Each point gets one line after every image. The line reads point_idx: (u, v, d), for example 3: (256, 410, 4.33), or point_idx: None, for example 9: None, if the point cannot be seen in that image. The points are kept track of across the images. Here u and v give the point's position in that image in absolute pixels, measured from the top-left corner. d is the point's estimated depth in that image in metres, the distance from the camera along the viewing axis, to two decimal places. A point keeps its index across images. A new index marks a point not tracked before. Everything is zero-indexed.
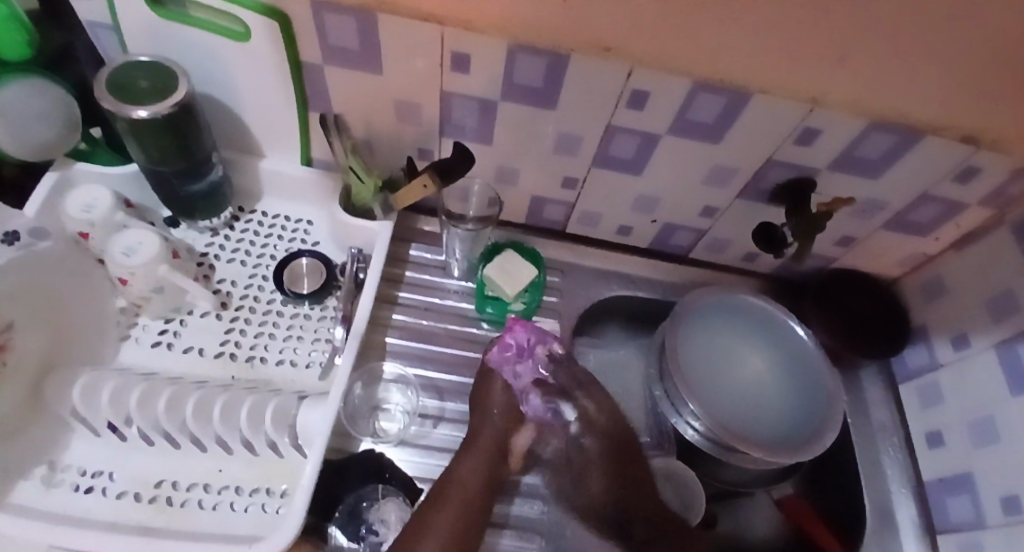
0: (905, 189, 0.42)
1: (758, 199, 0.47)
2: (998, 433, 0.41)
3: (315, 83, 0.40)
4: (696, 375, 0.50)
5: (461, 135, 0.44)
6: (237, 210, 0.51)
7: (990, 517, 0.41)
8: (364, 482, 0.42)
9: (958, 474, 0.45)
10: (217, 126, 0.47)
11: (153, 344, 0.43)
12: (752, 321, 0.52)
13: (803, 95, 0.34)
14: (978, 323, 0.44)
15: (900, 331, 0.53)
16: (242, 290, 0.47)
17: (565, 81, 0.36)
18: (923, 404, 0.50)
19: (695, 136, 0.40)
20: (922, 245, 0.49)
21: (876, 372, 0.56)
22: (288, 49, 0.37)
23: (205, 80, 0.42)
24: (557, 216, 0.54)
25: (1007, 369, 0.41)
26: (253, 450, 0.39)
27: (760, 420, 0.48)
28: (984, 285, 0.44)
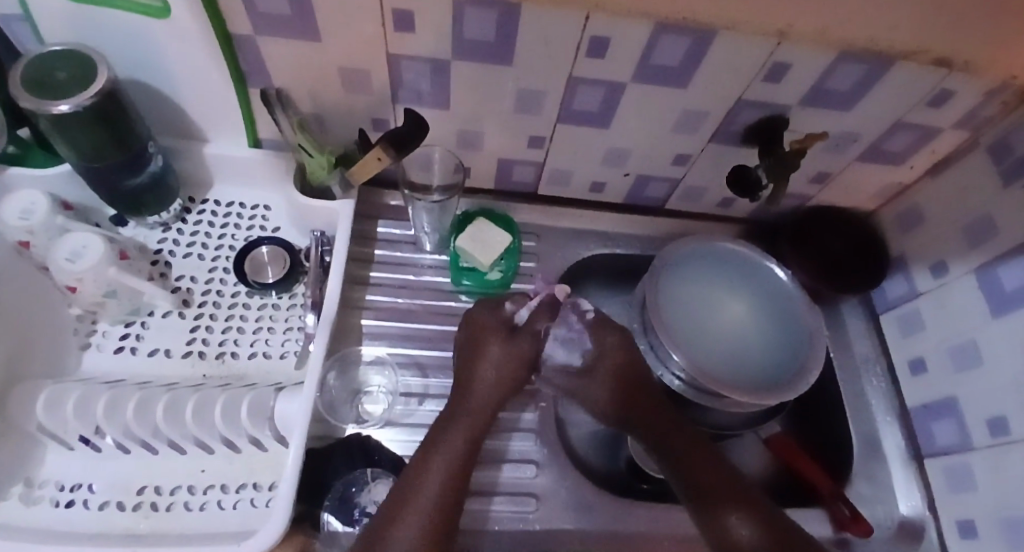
0: (879, 119, 0.41)
1: (730, 142, 0.45)
2: (981, 357, 0.42)
3: (252, 59, 0.37)
4: (679, 324, 0.49)
5: (416, 100, 0.41)
6: (188, 201, 0.48)
7: (975, 439, 0.42)
8: (352, 467, 0.42)
9: (941, 399, 0.46)
10: (151, 113, 0.43)
11: (116, 351, 0.41)
12: (733, 268, 0.51)
13: (771, 29, 0.32)
14: (956, 249, 0.44)
15: (878, 263, 0.53)
16: (204, 286, 0.45)
17: (519, 34, 0.33)
18: (904, 333, 0.51)
19: (660, 81, 0.38)
20: (897, 174, 0.48)
21: (856, 305, 0.56)
22: (216, 24, 0.34)
23: (129, 65, 0.39)
24: (527, 177, 0.52)
25: (988, 294, 0.41)
26: (235, 446, 0.39)
27: (744, 363, 0.48)
28: (962, 211, 0.43)
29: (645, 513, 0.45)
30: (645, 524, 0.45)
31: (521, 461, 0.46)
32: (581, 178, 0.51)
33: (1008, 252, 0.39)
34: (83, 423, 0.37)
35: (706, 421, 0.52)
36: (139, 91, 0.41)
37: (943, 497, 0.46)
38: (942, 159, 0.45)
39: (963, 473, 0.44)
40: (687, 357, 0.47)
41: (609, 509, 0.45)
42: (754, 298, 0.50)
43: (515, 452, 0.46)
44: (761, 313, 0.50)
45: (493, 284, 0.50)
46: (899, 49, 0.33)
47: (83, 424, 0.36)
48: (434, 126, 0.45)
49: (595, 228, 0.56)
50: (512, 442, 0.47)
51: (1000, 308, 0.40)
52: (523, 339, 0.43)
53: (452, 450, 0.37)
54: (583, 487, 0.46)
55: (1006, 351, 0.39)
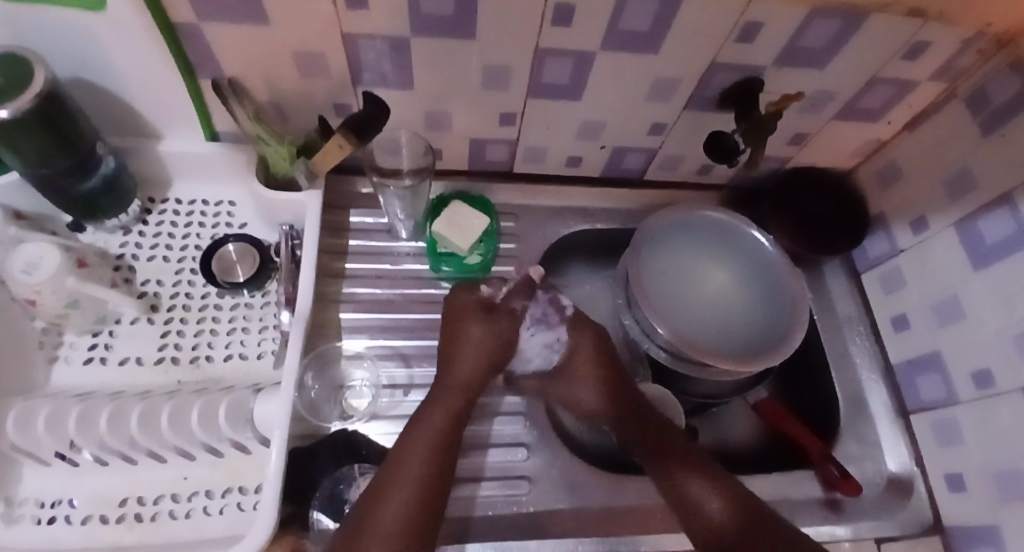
0: (855, 76, 0.40)
1: (706, 107, 0.44)
2: (963, 310, 0.42)
3: (196, 46, 0.35)
4: (660, 293, 0.49)
5: (378, 82, 0.39)
6: (148, 202, 0.46)
7: (961, 393, 0.43)
8: (338, 465, 0.41)
9: (924, 354, 0.47)
10: (95, 110, 0.41)
11: (85, 362, 0.40)
12: (713, 232, 0.51)
13: None
14: (936, 204, 0.44)
15: (857, 222, 0.53)
16: (171, 289, 0.43)
17: (478, 4, 0.31)
18: (887, 290, 0.51)
19: (630, 48, 0.36)
20: (875, 130, 0.48)
21: (838, 266, 0.56)
22: (153, 12, 0.31)
23: (64, 63, 0.36)
24: (500, 156, 0.50)
25: (969, 248, 0.41)
26: (217, 452, 0.38)
27: (726, 329, 0.48)
28: (940, 165, 0.43)
29: (638, 487, 0.46)
30: (640, 498, 0.45)
31: (509, 445, 0.46)
32: (557, 153, 0.50)
33: (988, 205, 0.39)
34: (56, 440, 0.35)
35: (692, 390, 0.51)
36: (80, 90, 0.39)
37: (931, 451, 0.47)
38: (920, 112, 0.44)
39: (950, 426, 0.44)
40: (669, 328, 0.47)
41: (603, 485, 0.45)
42: (736, 260, 0.50)
43: (504, 435, 0.46)
44: (737, 277, 0.50)
45: (472, 268, 0.49)
46: (873, 2, 0.32)
47: (56, 440, 0.35)
48: (398, 108, 0.43)
49: (574, 204, 0.55)
50: (497, 427, 0.47)
51: (982, 262, 0.40)
52: (501, 319, 0.42)
53: (429, 430, 0.37)
54: (575, 466, 0.46)
55: (989, 305, 0.40)
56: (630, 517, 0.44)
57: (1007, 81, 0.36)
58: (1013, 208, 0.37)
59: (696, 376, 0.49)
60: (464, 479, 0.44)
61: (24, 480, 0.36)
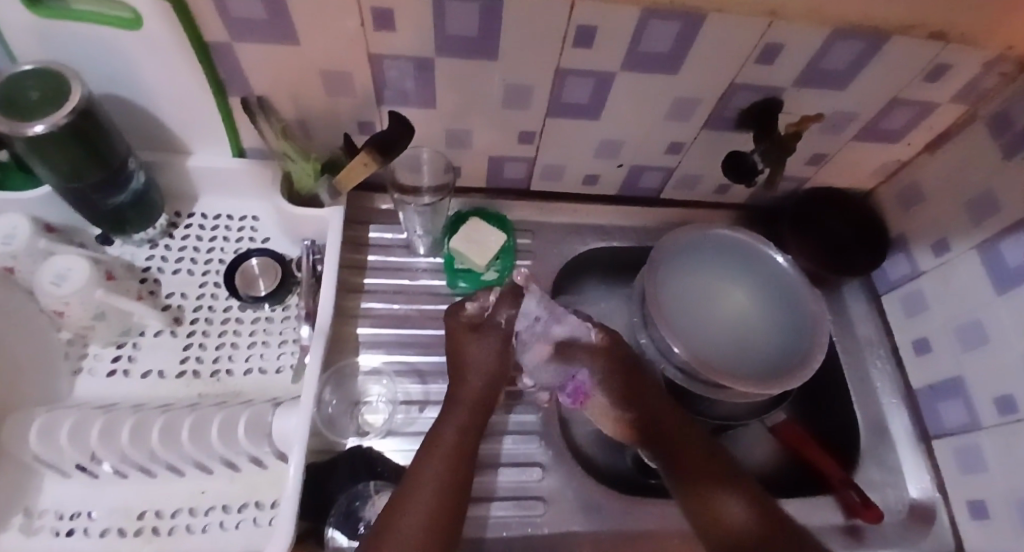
0: (875, 98, 0.40)
1: (724, 128, 0.44)
2: (987, 335, 0.41)
3: (229, 65, 0.36)
4: (677, 312, 0.49)
5: (401, 101, 0.40)
6: (174, 216, 0.47)
7: (983, 418, 0.42)
8: (355, 482, 0.41)
9: (947, 380, 0.46)
10: (128, 128, 0.42)
11: (108, 374, 0.41)
12: (728, 252, 0.51)
13: (761, 10, 0.31)
14: (958, 225, 0.44)
15: (877, 243, 0.52)
16: (195, 302, 0.44)
17: (503, 27, 0.32)
18: (908, 312, 0.50)
19: (650, 69, 0.37)
20: (895, 152, 0.47)
21: (858, 287, 0.56)
22: (190, 33, 0.32)
23: (103, 81, 0.37)
24: (518, 174, 0.51)
25: (991, 271, 0.41)
26: (235, 466, 0.38)
27: (745, 348, 0.48)
28: (961, 186, 0.43)
29: (656, 511, 0.45)
30: (657, 521, 0.44)
31: (526, 464, 0.46)
32: (575, 172, 0.50)
33: (1010, 226, 0.38)
34: (78, 452, 0.35)
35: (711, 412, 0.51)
36: (115, 106, 0.40)
37: (955, 478, 0.45)
38: (940, 134, 0.44)
39: (973, 453, 0.43)
40: (686, 347, 0.47)
41: (619, 508, 0.45)
42: (750, 280, 0.50)
43: (518, 454, 0.46)
44: (756, 296, 0.50)
45: (489, 284, 0.50)
46: (893, 24, 0.32)
47: (78, 452, 0.35)
48: (420, 127, 0.44)
49: (590, 222, 0.55)
50: (513, 446, 0.46)
51: (1004, 284, 0.39)
52: (491, 333, 0.42)
53: (450, 443, 0.37)
54: (590, 487, 0.45)
55: (1013, 327, 0.39)
56: (645, 541, 0.43)
57: None
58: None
59: (715, 398, 0.48)
60: (478, 497, 0.43)
61: (47, 490, 0.36)
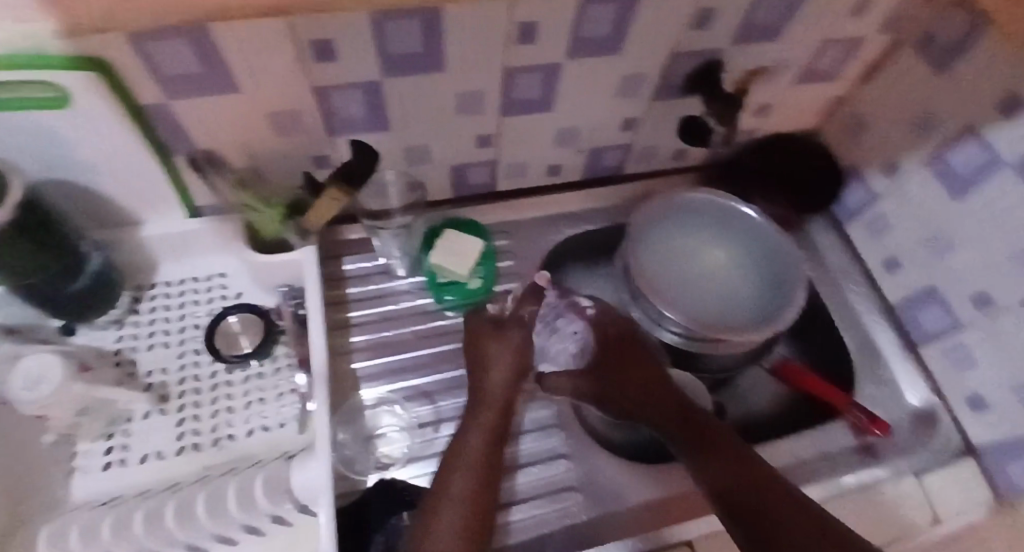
0: (807, 41, 0.42)
1: (672, 96, 0.45)
2: (950, 240, 0.44)
3: (170, 125, 0.34)
4: (662, 282, 0.50)
5: (354, 128, 0.40)
6: (136, 291, 0.45)
7: (964, 317, 0.45)
8: (388, 515, 0.39)
9: (921, 289, 0.49)
10: (71, 210, 0.40)
11: (104, 468, 0.38)
12: (704, 212, 0.51)
13: None
14: (902, 146, 0.46)
15: (831, 178, 0.55)
16: (178, 374, 0.42)
17: (447, 36, 0.32)
18: (874, 235, 0.53)
19: (596, 53, 0.37)
20: (831, 89, 0.50)
21: (821, 222, 0.59)
22: (120, 98, 0.31)
23: (35, 167, 0.35)
24: (482, 177, 0.51)
25: (946, 182, 0.43)
26: (260, 530, 0.37)
27: (730, 302, 0.50)
28: (898, 110, 0.46)
29: (682, 473, 0.46)
30: (685, 483, 0.45)
31: (549, 459, 0.46)
32: (537, 165, 0.51)
33: (956, 139, 0.40)
34: None
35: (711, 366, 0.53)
36: (53, 190, 0.37)
37: (947, 379, 0.48)
38: (868, 64, 0.47)
39: (963, 353, 0.46)
40: (678, 311, 0.48)
41: (647, 480, 0.46)
42: (727, 236, 0.51)
43: (539, 452, 0.46)
44: (733, 249, 0.51)
45: (475, 294, 0.49)
46: None
47: None
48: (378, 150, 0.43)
49: (561, 211, 0.56)
50: (533, 443, 0.46)
51: (959, 189, 0.42)
52: (513, 329, 0.42)
53: (471, 455, 0.37)
54: (615, 465, 0.46)
55: (971, 229, 0.42)
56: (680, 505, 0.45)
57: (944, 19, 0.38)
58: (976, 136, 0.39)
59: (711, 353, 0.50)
60: (510, 502, 0.43)
61: None
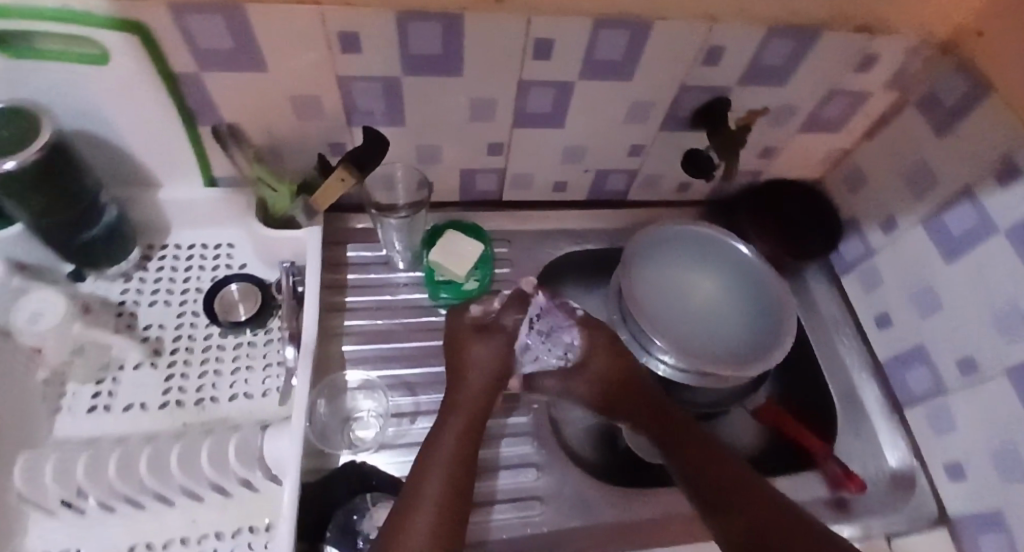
0: (814, 90, 0.44)
1: (680, 127, 0.47)
2: (938, 296, 0.44)
3: (199, 95, 0.37)
4: (652, 308, 0.51)
5: (371, 121, 0.42)
6: (147, 248, 0.47)
7: (949, 381, 0.45)
8: (351, 495, 0.41)
9: (910, 349, 0.49)
10: (99, 164, 0.42)
11: (89, 411, 0.39)
12: (694, 247, 0.53)
13: (700, 13, 0.34)
14: (901, 203, 0.47)
15: (832, 228, 0.55)
16: (174, 332, 0.43)
17: (466, 42, 0.34)
18: (866, 289, 0.54)
19: (607, 76, 0.39)
20: (837, 140, 0.51)
21: (819, 270, 0.59)
22: (155, 61, 0.33)
23: (72, 118, 0.38)
24: (489, 185, 0.52)
25: (938, 240, 0.44)
26: (226, 491, 0.37)
27: (718, 337, 0.51)
28: (899, 167, 0.47)
29: (651, 499, 0.45)
30: (652, 510, 0.45)
31: (521, 465, 0.46)
32: (544, 180, 0.52)
33: (951, 197, 0.41)
34: (63, 488, 0.35)
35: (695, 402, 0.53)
36: (84, 141, 0.40)
37: (928, 442, 0.48)
38: (875, 121, 0.48)
39: (944, 415, 0.45)
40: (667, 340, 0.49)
41: (613, 500, 0.45)
42: (718, 272, 0.52)
43: (508, 459, 0.46)
44: (725, 284, 0.52)
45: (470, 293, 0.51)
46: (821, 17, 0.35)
47: (62, 488, 0.35)
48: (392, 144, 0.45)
49: (563, 227, 0.57)
50: (506, 449, 0.46)
51: (952, 252, 0.42)
52: (495, 333, 0.44)
53: (446, 451, 0.38)
54: (583, 483, 0.46)
55: (961, 290, 0.42)
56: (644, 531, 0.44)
57: (945, 81, 0.40)
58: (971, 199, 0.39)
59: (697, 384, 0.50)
60: (475, 503, 0.43)
61: (34, 532, 0.35)
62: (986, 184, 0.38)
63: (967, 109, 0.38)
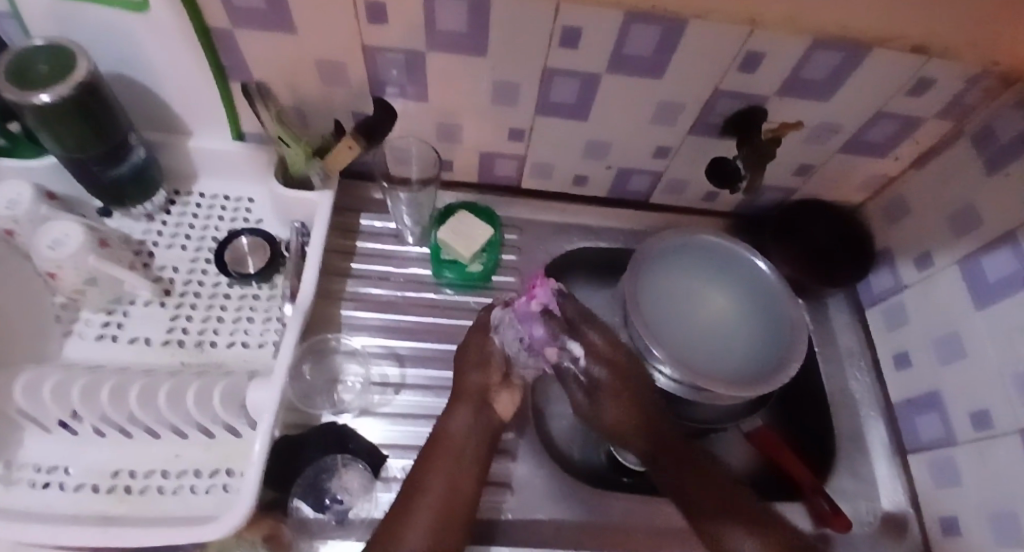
0: (859, 109, 0.41)
1: (710, 133, 0.45)
2: (964, 346, 0.42)
3: (231, 50, 0.38)
4: (658, 315, 0.50)
5: (395, 94, 0.42)
6: (174, 193, 0.51)
7: (959, 433, 0.42)
8: (324, 454, 0.43)
9: (926, 393, 0.46)
10: (134, 109, 0.45)
11: (98, 337, 0.44)
12: (714, 262, 0.52)
13: (742, 17, 0.32)
14: (941, 239, 0.44)
15: (865, 257, 0.53)
16: (185, 276, 0.47)
17: (492, 23, 0.33)
18: (890, 326, 0.51)
19: (636, 72, 0.38)
20: (883, 165, 0.48)
21: (843, 300, 0.57)
22: (192, 15, 0.34)
23: (114, 60, 0.40)
24: (509, 170, 0.52)
25: (973, 286, 0.41)
26: (210, 433, 0.41)
27: (725, 353, 0.49)
28: (948, 202, 0.43)
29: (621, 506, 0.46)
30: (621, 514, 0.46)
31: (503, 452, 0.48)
32: (565, 172, 0.52)
33: (994, 241, 0.38)
34: (60, 407, 0.39)
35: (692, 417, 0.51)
36: (126, 83, 0.42)
37: (928, 490, 0.46)
38: (927, 149, 0.45)
39: (948, 469, 0.43)
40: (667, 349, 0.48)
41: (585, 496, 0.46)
42: (734, 289, 0.51)
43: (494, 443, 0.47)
44: (737, 301, 0.50)
45: (472, 274, 0.51)
46: (872, 37, 0.33)
47: (60, 408, 0.39)
48: (414, 119, 0.45)
49: (580, 221, 0.57)
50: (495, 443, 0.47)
51: (985, 298, 0.40)
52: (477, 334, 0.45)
53: (450, 443, 0.40)
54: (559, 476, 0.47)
55: (989, 342, 0.39)
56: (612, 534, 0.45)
57: (1009, 120, 0.37)
58: (1017, 244, 0.37)
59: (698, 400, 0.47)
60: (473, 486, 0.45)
61: (33, 446, 0.39)
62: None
63: None
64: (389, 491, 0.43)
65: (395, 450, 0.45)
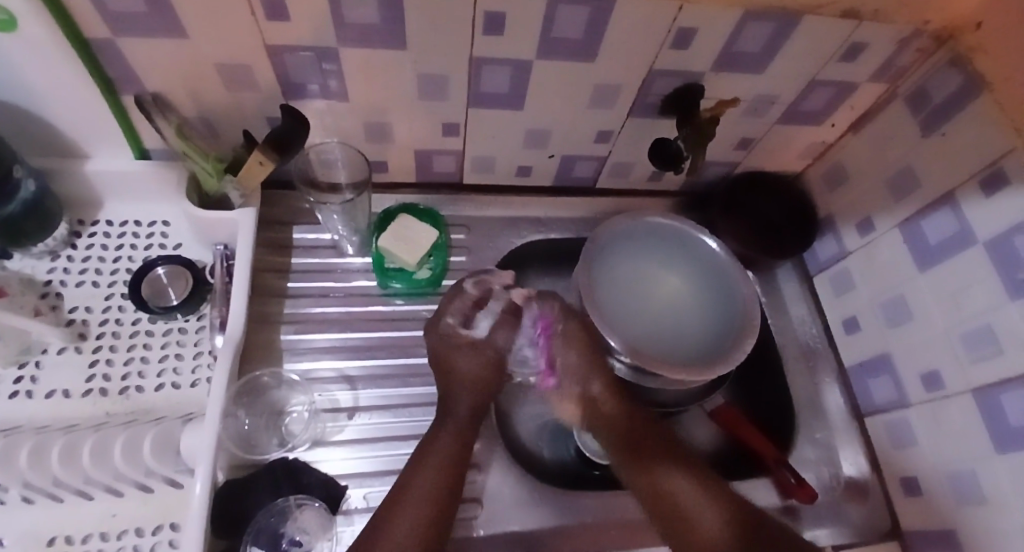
0: (795, 80, 0.49)
1: (789, 121, 0.57)
2: (910, 309, 0.53)
3: (297, 52, 0.41)
4: (620, 293, 0.60)
5: (496, 100, 0.49)
6: (81, 223, 0.58)
7: (911, 393, 0.54)
8: (274, 497, 0.50)
9: (877, 357, 0.59)
10: (28, 139, 0.51)
11: (11, 395, 0.50)
12: (670, 244, 0.62)
13: (838, 10, 0.40)
14: (880, 207, 0.56)
15: (808, 224, 0.66)
16: (97, 319, 0.54)
17: (611, 24, 0.39)
18: (837, 291, 0.64)
19: (740, 65, 0.46)
20: (823, 133, 0.59)
21: (792, 268, 0.71)
22: (272, 17, 0.37)
23: (196, 72, 0.44)
24: (587, 169, 0.64)
25: (917, 250, 0.51)
26: (148, 487, 0.48)
27: (684, 329, 0.59)
28: (880, 173, 0.55)
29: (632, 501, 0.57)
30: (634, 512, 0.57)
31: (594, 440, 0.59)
32: (616, 161, 0.62)
33: (934, 203, 0.48)
34: None
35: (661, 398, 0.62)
36: (215, 87, 0.46)
37: (884, 449, 0.58)
38: (857, 116, 0.56)
39: (899, 419, 0.55)
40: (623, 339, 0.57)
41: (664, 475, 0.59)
42: (687, 273, 0.61)
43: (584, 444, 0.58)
44: (690, 279, 0.61)
45: (421, 279, 0.62)
46: (946, 27, 0.43)
47: None
48: (481, 116, 0.52)
49: (532, 214, 0.68)
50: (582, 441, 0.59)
51: (925, 261, 0.50)
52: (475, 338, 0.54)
53: (446, 448, 0.49)
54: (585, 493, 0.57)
55: (929, 302, 0.50)
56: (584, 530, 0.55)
57: (941, 81, 0.45)
58: (956, 210, 0.46)
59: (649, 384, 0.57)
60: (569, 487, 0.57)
61: None
62: (968, 193, 0.44)
63: (954, 109, 0.44)
64: (350, 523, 0.51)
65: (354, 478, 0.53)
